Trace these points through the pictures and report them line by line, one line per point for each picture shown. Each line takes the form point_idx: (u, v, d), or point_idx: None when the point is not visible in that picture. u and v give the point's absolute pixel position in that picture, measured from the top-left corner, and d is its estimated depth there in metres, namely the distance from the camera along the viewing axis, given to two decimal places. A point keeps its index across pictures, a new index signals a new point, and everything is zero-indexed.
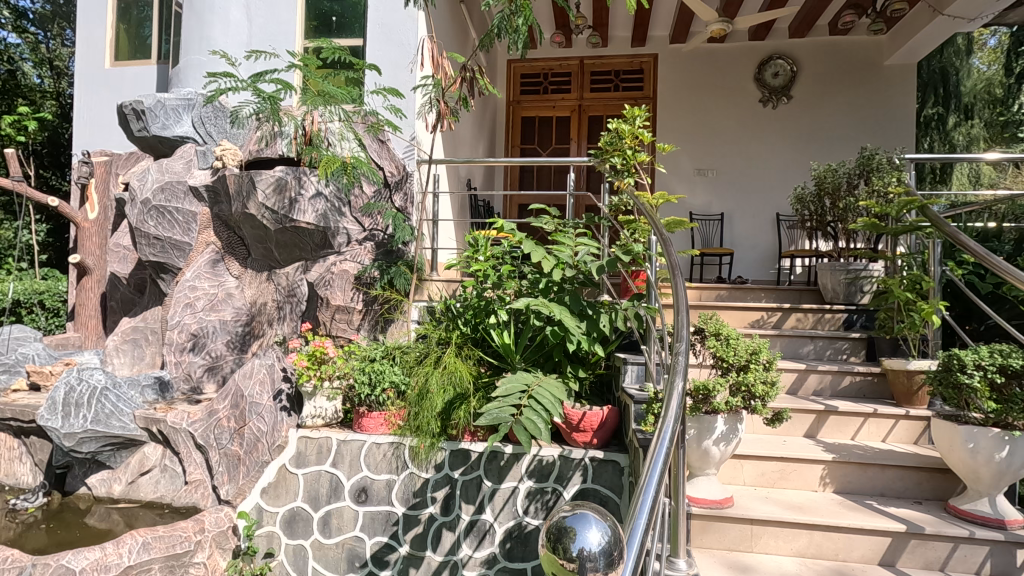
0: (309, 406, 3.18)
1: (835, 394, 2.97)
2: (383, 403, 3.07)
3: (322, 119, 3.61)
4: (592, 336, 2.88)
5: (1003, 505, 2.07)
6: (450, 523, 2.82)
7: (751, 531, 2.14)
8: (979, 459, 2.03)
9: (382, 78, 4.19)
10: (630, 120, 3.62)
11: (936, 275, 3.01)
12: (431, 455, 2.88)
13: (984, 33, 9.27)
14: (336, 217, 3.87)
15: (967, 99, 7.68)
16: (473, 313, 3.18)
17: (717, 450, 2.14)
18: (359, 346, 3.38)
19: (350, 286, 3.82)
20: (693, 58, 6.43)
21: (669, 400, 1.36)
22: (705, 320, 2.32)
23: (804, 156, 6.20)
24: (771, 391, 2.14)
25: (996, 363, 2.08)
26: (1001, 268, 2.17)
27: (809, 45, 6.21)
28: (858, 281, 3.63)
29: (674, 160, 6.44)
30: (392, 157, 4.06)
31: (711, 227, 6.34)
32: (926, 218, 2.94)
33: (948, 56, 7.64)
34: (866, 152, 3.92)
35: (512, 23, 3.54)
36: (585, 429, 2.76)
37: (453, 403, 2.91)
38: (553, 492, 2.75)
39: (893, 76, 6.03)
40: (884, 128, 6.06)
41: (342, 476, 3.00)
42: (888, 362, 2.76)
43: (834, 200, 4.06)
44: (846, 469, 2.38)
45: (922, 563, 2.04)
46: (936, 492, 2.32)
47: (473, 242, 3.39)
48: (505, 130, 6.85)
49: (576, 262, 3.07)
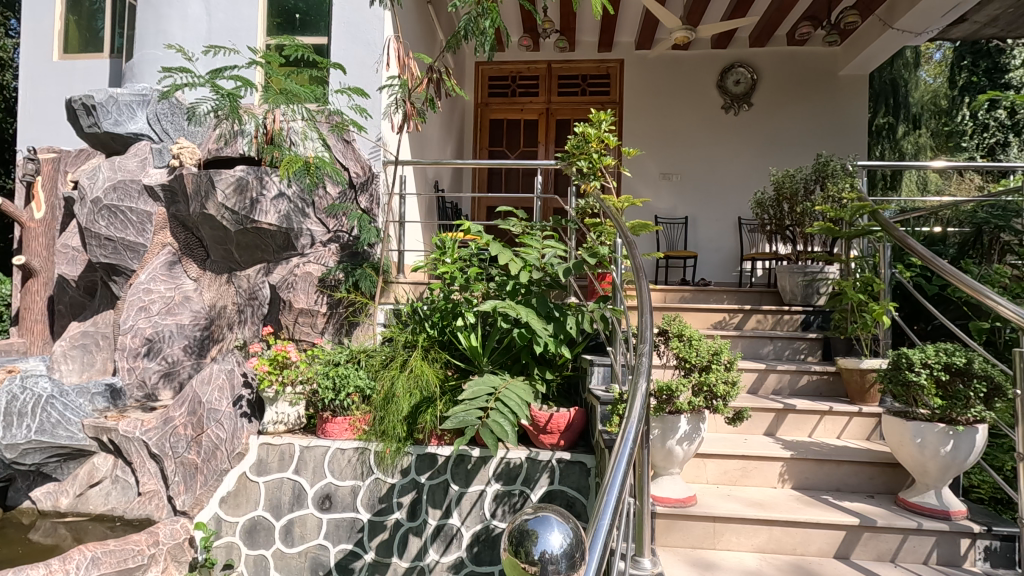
0: (271, 412, 3.10)
1: (793, 393, 3.06)
2: (348, 408, 3.01)
3: (284, 117, 3.53)
4: (559, 339, 2.89)
5: (949, 497, 2.17)
6: (417, 528, 2.79)
7: (713, 528, 2.18)
8: (926, 454, 2.12)
9: (347, 78, 4.11)
10: (596, 124, 3.66)
11: (886, 278, 3.15)
12: (397, 459, 2.84)
13: (929, 48, 9.77)
14: (300, 218, 3.79)
15: (915, 109, 8.08)
16: (441, 316, 3.18)
17: (680, 449, 2.18)
18: (323, 349, 3.30)
19: (314, 289, 3.71)
20: (658, 64, 6.55)
21: (633, 400, 1.38)
22: (668, 321, 2.35)
23: (765, 162, 6.38)
24: (732, 391, 2.18)
25: (941, 362, 2.16)
26: (945, 270, 2.30)
27: (769, 54, 6.41)
28: (815, 282, 3.76)
29: (640, 164, 6.53)
30: (358, 158, 3.99)
31: (676, 230, 6.46)
32: (876, 223, 3.07)
33: (898, 68, 7.96)
34: (822, 159, 4.06)
35: (479, 24, 3.53)
36: (553, 430, 2.77)
37: (420, 407, 2.88)
38: (521, 494, 2.75)
39: (846, 86, 6.29)
40: (838, 136, 6.30)
41: (305, 483, 2.92)
42: (843, 362, 2.86)
43: (792, 205, 4.19)
44: (804, 466, 2.45)
45: (874, 554, 2.12)
46: (888, 486, 2.41)
47: (439, 244, 3.37)
48: (473, 131, 6.83)
49: (543, 265, 3.09)
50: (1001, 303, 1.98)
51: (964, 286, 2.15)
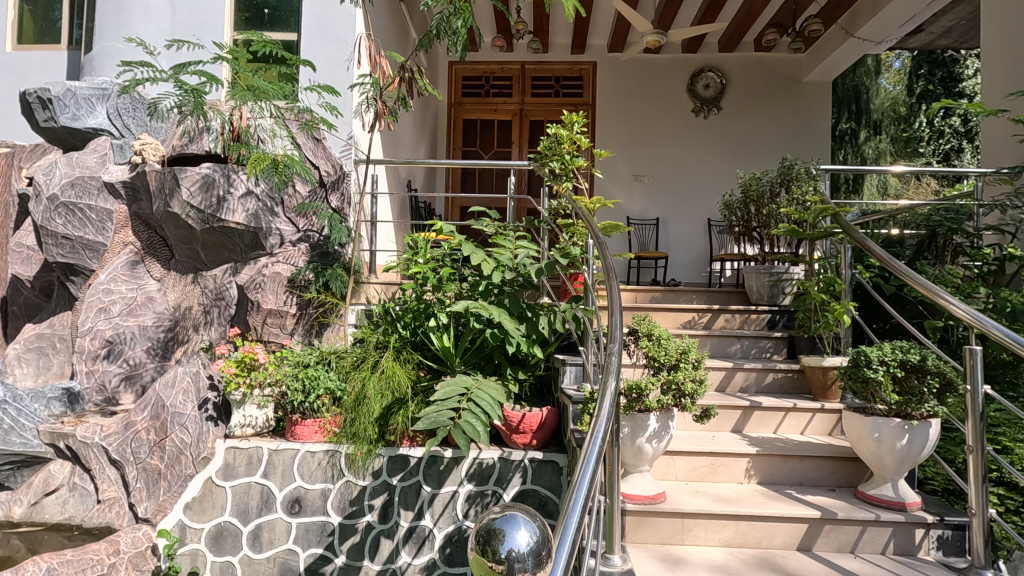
0: (238, 415, 3.04)
1: (759, 391, 3.14)
2: (317, 410, 2.95)
3: (252, 114, 3.49)
4: (532, 338, 2.91)
5: (904, 489, 2.26)
6: (389, 530, 2.76)
7: (682, 524, 2.22)
8: (884, 448, 2.20)
9: (316, 75, 4.04)
10: (568, 126, 3.69)
11: (847, 278, 3.25)
12: (368, 462, 2.81)
13: (889, 56, 10.15)
14: (269, 216, 3.69)
15: (875, 116, 8.37)
16: (413, 316, 3.16)
17: (650, 447, 2.21)
18: (292, 351, 3.25)
19: (283, 289, 3.64)
20: (630, 67, 6.63)
21: (603, 399, 1.40)
22: (638, 320, 2.38)
23: (733, 165, 6.53)
24: (699, 389, 2.22)
25: (897, 359, 2.23)
26: (899, 270, 2.44)
27: (737, 60, 6.55)
28: (780, 283, 3.86)
29: (612, 166, 6.60)
30: (328, 157, 3.92)
31: (648, 232, 6.55)
32: (838, 225, 3.17)
33: (860, 75, 8.25)
34: (787, 162, 4.18)
35: (451, 24, 3.51)
36: (525, 430, 2.79)
37: (392, 408, 2.86)
38: (493, 494, 2.75)
39: (811, 92, 6.49)
40: (803, 140, 6.50)
41: (273, 487, 2.87)
42: (806, 359, 2.95)
43: (758, 207, 4.30)
44: (769, 462, 2.52)
45: (835, 546, 2.18)
46: (848, 479, 2.50)
47: (412, 244, 3.36)
48: (446, 131, 6.80)
49: (515, 265, 3.11)
50: (953, 302, 2.13)
51: (919, 286, 2.27)
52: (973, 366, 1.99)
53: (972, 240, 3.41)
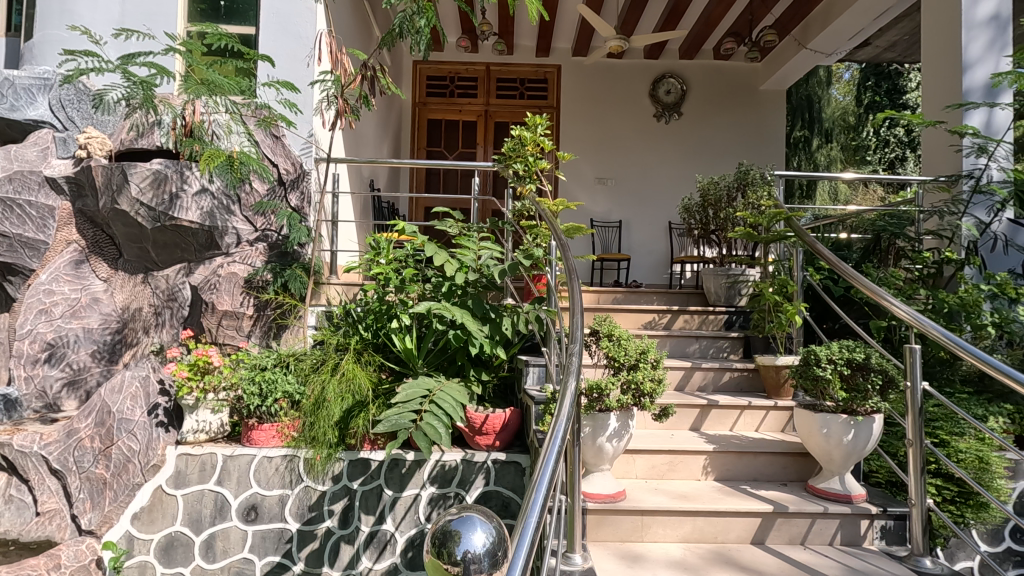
0: (190, 421, 2.91)
1: (717, 389, 3.22)
2: (275, 414, 2.88)
3: (206, 109, 3.42)
4: (495, 339, 2.91)
5: (851, 482, 2.36)
6: (349, 536, 2.72)
7: (641, 522, 2.25)
8: (832, 443, 2.30)
9: (275, 71, 3.93)
10: (532, 128, 3.72)
11: (799, 280, 3.39)
12: (328, 466, 2.75)
13: (839, 68, 10.62)
14: (225, 215, 3.57)
15: (827, 124, 8.72)
16: (375, 317, 3.13)
17: (610, 446, 2.24)
18: (248, 354, 3.16)
19: (239, 290, 3.53)
20: (594, 70, 6.71)
21: (564, 398, 1.42)
22: (599, 321, 2.40)
23: (693, 170, 6.70)
24: (658, 388, 2.25)
25: (844, 358, 2.33)
26: (847, 273, 2.56)
27: (697, 67, 6.73)
28: (737, 285, 3.99)
29: (576, 169, 6.66)
30: (288, 155, 3.82)
31: (611, 234, 6.63)
32: (790, 229, 3.28)
33: (812, 85, 8.61)
34: (743, 167, 4.31)
35: (415, 23, 3.48)
36: (488, 431, 2.78)
37: (352, 411, 2.81)
38: (455, 497, 2.74)
39: (766, 100, 6.74)
40: (759, 146, 6.72)
41: (228, 494, 2.78)
42: (761, 358, 3.05)
43: (716, 211, 4.41)
44: (725, 459, 2.58)
45: (786, 538, 2.26)
46: (799, 474, 2.59)
47: (374, 244, 3.31)
48: (410, 130, 6.73)
49: (479, 266, 3.10)
50: (894, 303, 2.24)
51: (864, 288, 2.39)
52: (912, 363, 2.11)
53: (913, 243, 3.60)
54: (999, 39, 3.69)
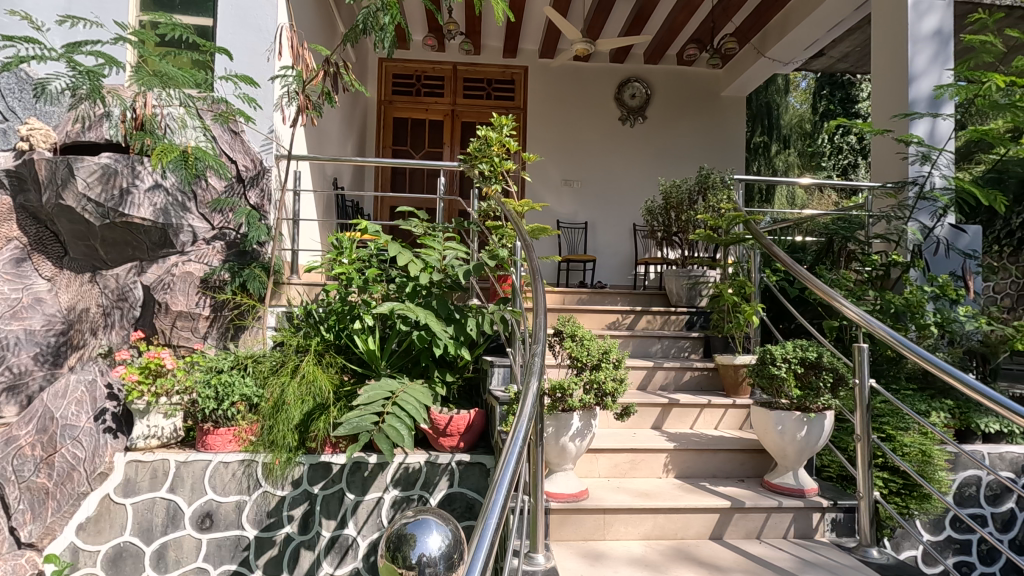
0: (141, 426, 2.80)
1: (678, 387, 3.29)
2: (231, 418, 2.79)
3: (158, 102, 3.29)
4: (459, 340, 2.90)
5: (804, 477, 2.45)
6: (309, 541, 2.66)
7: (604, 520, 2.28)
8: (786, 439, 2.37)
9: (234, 65, 3.81)
10: (498, 128, 3.72)
11: (756, 281, 3.49)
12: (287, 471, 2.68)
13: (796, 76, 11.04)
14: (180, 213, 3.44)
15: (785, 131, 9.02)
16: (337, 318, 3.07)
17: (573, 445, 2.25)
18: (203, 355, 3.06)
19: (195, 291, 3.41)
20: (560, 72, 6.76)
21: (526, 399, 1.44)
22: (563, 322, 2.41)
23: (656, 173, 6.82)
24: (620, 387, 2.28)
25: (798, 357, 2.41)
26: (801, 275, 2.65)
27: (661, 72, 6.86)
28: (697, 285, 4.07)
29: (543, 170, 6.69)
30: (246, 151, 3.71)
31: (577, 235, 6.68)
32: (748, 232, 3.37)
33: (771, 93, 8.90)
34: (704, 171, 4.42)
35: (379, 20, 3.43)
36: (452, 433, 2.77)
37: (312, 414, 2.75)
38: (419, 499, 2.71)
39: (727, 106, 6.93)
40: (720, 151, 6.90)
41: (181, 502, 2.68)
42: (720, 358, 3.13)
43: (678, 214, 4.50)
44: (686, 456, 2.64)
45: (743, 533, 2.32)
46: (755, 470, 2.66)
47: (336, 243, 3.24)
48: (375, 128, 6.64)
49: (443, 267, 3.09)
50: (845, 304, 2.33)
51: (817, 289, 2.48)
52: (860, 361, 2.19)
53: (863, 246, 3.76)
54: (942, 53, 3.88)
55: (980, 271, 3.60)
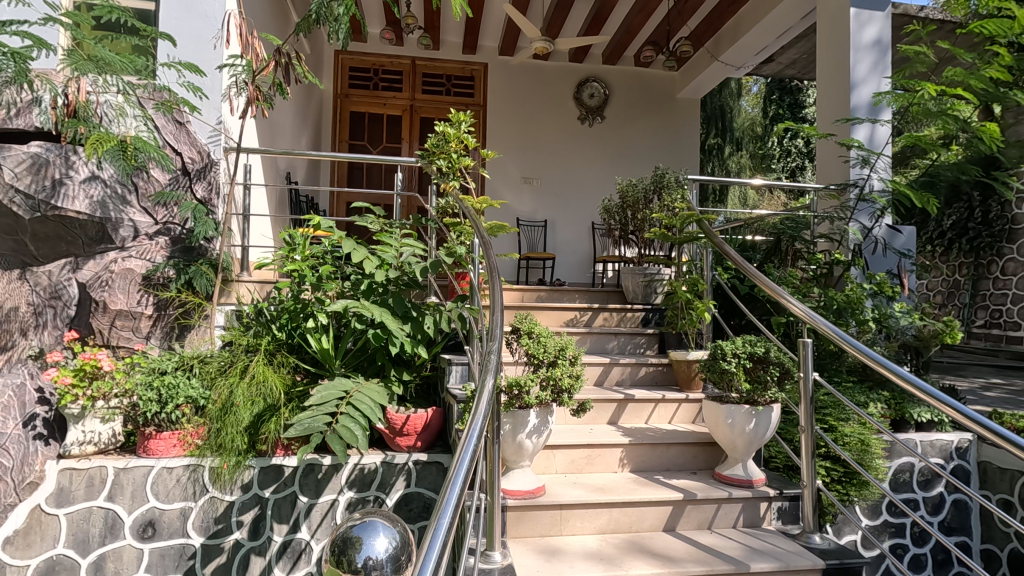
0: (75, 431, 2.64)
1: (634, 383, 3.35)
2: (176, 421, 2.65)
3: (93, 88, 3.12)
4: (416, 338, 2.86)
5: (752, 468, 2.53)
6: (260, 547, 2.58)
7: (561, 515, 2.29)
8: (735, 431, 2.45)
9: (178, 51, 3.63)
10: (456, 124, 3.70)
11: (708, 279, 3.58)
12: (236, 475, 2.58)
13: (748, 81, 11.43)
14: (120, 206, 3.21)
15: (737, 133, 9.30)
16: (289, 317, 2.98)
17: (530, 442, 2.26)
18: (145, 356, 2.91)
19: (136, 288, 3.22)
20: (520, 70, 6.76)
21: (482, 395, 1.44)
22: (520, 319, 2.41)
23: (614, 172, 6.92)
24: (576, 383, 2.29)
25: (747, 352, 2.49)
26: (750, 273, 2.74)
27: (619, 73, 6.96)
28: (653, 283, 4.16)
29: (502, 167, 6.68)
30: (193, 142, 3.52)
31: (537, 233, 6.72)
32: (701, 231, 3.45)
33: (725, 96, 9.13)
34: (659, 171, 4.52)
35: (333, 10, 3.35)
36: (409, 432, 2.73)
37: (263, 415, 2.66)
38: (375, 500, 2.66)
39: (682, 108, 7.10)
40: (675, 152, 7.06)
41: (121, 510, 2.54)
42: (674, 354, 3.21)
43: (634, 212, 4.58)
44: (640, 450, 2.69)
45: (695, 524, 2.39)
46: (707, 462, 2.74)
47: (289, 240, 3.13)
48: (331, 122, 6.47)
49: (400, 263, 3.04)
50: (790, 301, 2.42)
51: (765, 287, 2.57)
52: (804, 355, 2.28)
53: (808, 245, 3.92)
54: (880, 62, 4.08)
55: (913, 269, 3.85)
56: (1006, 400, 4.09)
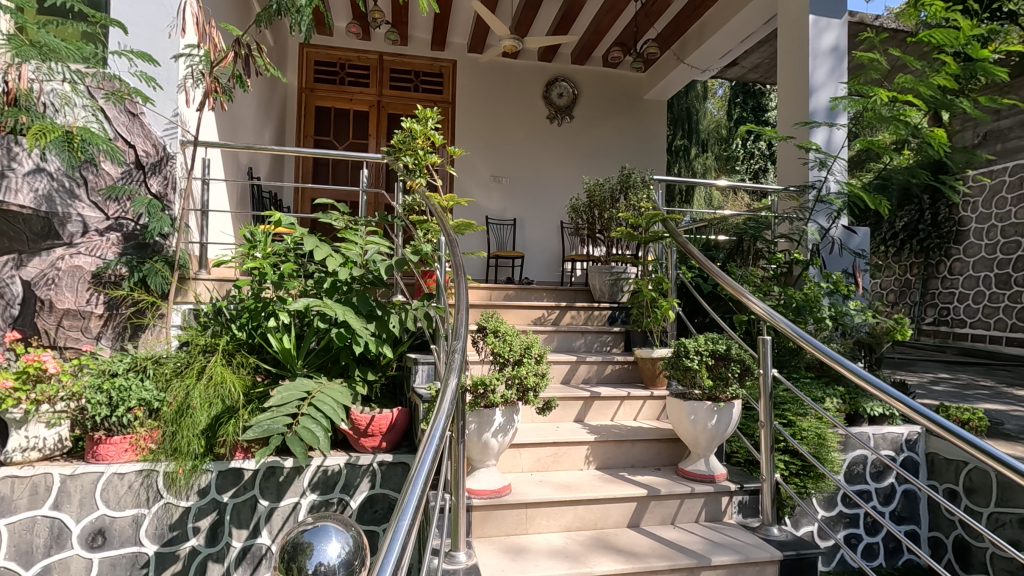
0: (18, 437, 2.51)
1: (600, 381, 3.38)
2: (127, 425, 2.54)
3: (36, 75, 2.93)
4: (381, 338, 2.82)
5: (714, 463, 2.58)
6: (217, 554, 2.50)
7: (526, 514, 2.29)
8: (698, 428, 2.49)
9: (129, 39, 3.44)
10: (423, 121, 3.66)
11: (672, 278, 3.64)
12: (192, 479, 2.48)
13: (714, 84, 11.69)
14: (67, 200, 3.09)
15: (703, 135, 9.48)
16: (249, 316, 2.90)
17: (495, 441, 2.25)
18: (95, 358, 2.79)
19: (85, 287, 3.09)
20: (489, 68, 6.74)
21: (445, 394, 1.43)
22: (486, 318, 2.40)
23: (583, 172, 6.97)
24: (541, 381, 2.29)
25: (709, 350, 2.53)
26: (713, 272, 2.79)
27: (588, 73, 7.01)
28: (619, 282, 4.20)
29: (471, 165, 6.64)
30: (147, 135, 3.38)
31: (506, 232, 6.71)
32: (666, 230, 3.50)
33: (691, 98, 9.29)
34: (626, 171, 4.57)
35: (295, 1, 3.26)
36: (374, 433, 2.68)
37: (220, 418, 2.58)
38: (339, 502, 2.61)
39: (649, 109, 7.20)
40: (642, 152, 7.15)
41: (67, 519, 2.42)
42: (639, 351, 3.25)
43: (601, 212, 4.61)
44: (606, 448, 2.71)
45: (658, 519, 2.42)
46: (670, 458, 2.78)
47: (249, 236, 3.04)
48: (295, 117, 6.33)
49: (364, 261, 2.99)
50: (751, 300, 2.48)
51: (727, 286, 2.62)
52: (764, 352, 2.34)
53: (769, 245, 4.01)
54: (838, 68, 4.21)
55: (867, 269, 3.99)
56: (951, 394, 4.29)
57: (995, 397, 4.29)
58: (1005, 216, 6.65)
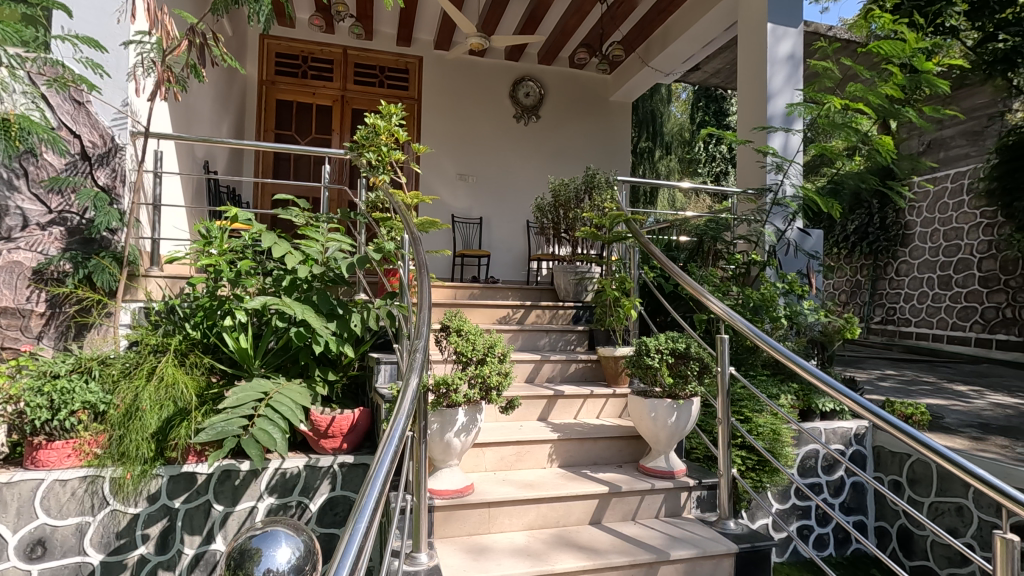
0: None
1: (564, 379, 3.40)
2: (70, 429, 2.41)
3: None
4: (342, 337, 2.76)
5: (674, 460, 2.63)
6: (168, 562, 2.41)
7: (489, 514, 2.29)
8: (658, 425, 2.54)
9: (73, 23, 3.24)
10: (387, 117, 3.61)
11: (635, 277, 3.70)
12: (141, 485, 2.38)
13: (678, 88, 11.96)
14: (5, 191, 2.96)
15: (667, 138, 9.67)
16: (204, 314, 2.81)
17: (458, 441, 2.23)
18: (35, 358, 2.66)
19: (25, 283, 2.94)
20: (455, 65, 6.70)
21: (406, 392, 1.41)
22: (450, 317, 2.38)
23: (549, 171, 7.01)
24: (504, 380, 2.29)
25: (670, 348, 2.58)
26: (674, 272, 2.84)
27: (554, 73, 7.05)
28: (583, 281, 4.24)
29: (437, 162, 6.59)
30: (94, 124, 3.22)
31: (472, 230, 6.68)
32: (628, 231, 3.54)
33: (656, 101, 9.46)
34: (591, 171, 4.62)
35: None
36: (335, 434, 2.63)
37: (172, 420, 2.49)
38: (297, 506, 2.55)
39: (614, 110, 7.29)
40: (607, 153, 7.24)
41: (3, 530, 2.29)
42: (603, 350, 3.28)
43: (566, 211, 4.65)
44: (569, 446, 2.73)
45: (619, 515, 2.45)
46: (632, 455, 2.83)
47: (204, 232, 2.94)
48: (255, 110, 6.15)
49: (325, 259, 2.91)
50: (710, 300, 2.53)
51: (687, 286, 2.67)
52: (722, 351, 2.40)
53: (728, 246, 4.11)
54: (794, 75, 4.35)
55: (820, 269, 4.15)
56: (897, 390, 4.49)
57: (936, 392, 4.52)
58: (947, 221, 7.03)
